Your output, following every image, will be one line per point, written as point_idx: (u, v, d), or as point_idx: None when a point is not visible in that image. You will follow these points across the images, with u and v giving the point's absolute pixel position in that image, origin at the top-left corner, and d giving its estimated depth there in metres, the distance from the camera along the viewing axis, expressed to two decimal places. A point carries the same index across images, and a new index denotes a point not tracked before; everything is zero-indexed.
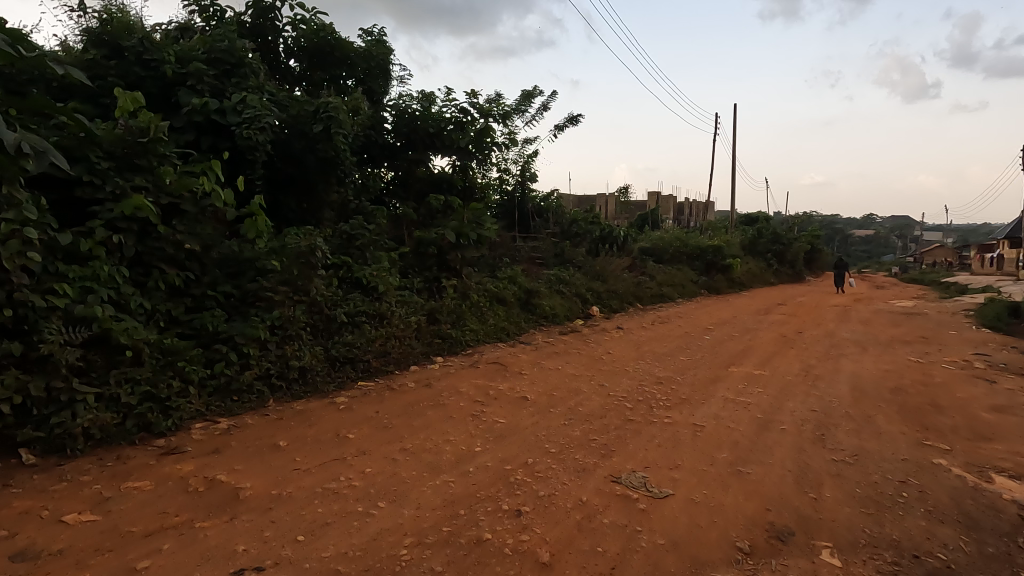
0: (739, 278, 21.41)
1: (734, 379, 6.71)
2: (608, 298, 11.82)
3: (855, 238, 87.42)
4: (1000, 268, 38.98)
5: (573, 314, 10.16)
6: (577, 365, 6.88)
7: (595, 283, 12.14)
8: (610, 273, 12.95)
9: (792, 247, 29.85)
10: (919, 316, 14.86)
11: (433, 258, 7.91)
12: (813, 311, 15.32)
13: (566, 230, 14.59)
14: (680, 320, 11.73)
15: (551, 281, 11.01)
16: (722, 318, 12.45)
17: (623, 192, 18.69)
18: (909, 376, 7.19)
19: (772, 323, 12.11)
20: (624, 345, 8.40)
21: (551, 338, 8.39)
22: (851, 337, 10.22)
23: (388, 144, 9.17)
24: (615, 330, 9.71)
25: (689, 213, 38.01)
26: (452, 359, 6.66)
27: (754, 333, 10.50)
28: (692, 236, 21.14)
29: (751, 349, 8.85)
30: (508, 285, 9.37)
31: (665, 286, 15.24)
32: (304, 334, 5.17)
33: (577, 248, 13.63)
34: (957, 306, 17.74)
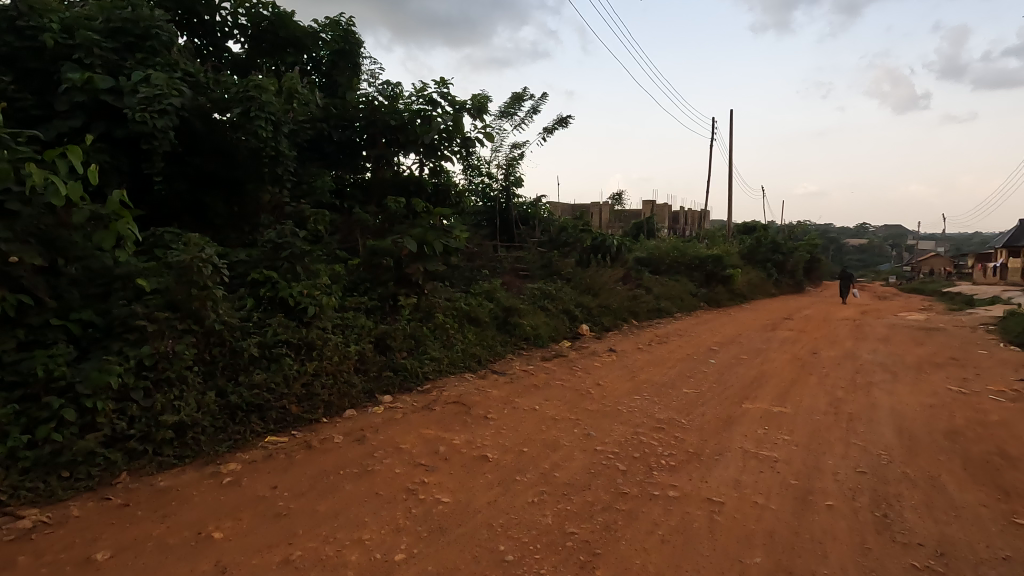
0: (740, 290, 20.24)
1: (750, 422, 5.47)
2: (600, 314, 10.59)
3: (851, 248, 86.79)
4: (1004, 278, 38.02)
5: (558, 334, 8.90)
6: (558, 403, 5.61)
7: (585, 297, 10.93)
8: (602, 287, 11.73)
9: (792, 256, 28.78)
10: (938, 331, 13.68)
11: (389, 272, 6.65)
12: (822, 326, 14.13)
13: (554, 239, 13.42)
14: (680, 339, 10.50)
15: (535, 296, 9.77)
16: (725, 336, 11.24)
17: (616, 199, 17.54)
18: (960, 412, 5.97)
19: (783, 342, 10.88)
20: (617, 374, 7.15)
21: (531, 365, 7.14)
22: (875, 360, 9.00)
23: (344, 139, 7.92)
24: (607, 353, 8.47)
25: (684, 223, 37.05)
26: (404, 398, 5.39)
27: (763, 356, 9.27)
28: (690, 245, 19.97)
29: (764, 376, 7.62)
30: (482, 302, 8.11)
31: (663, 300, 14.01)
32: (189, 375, 3.89)
33: (566, 258, 12.45)
34: (974, 320, 16.60)
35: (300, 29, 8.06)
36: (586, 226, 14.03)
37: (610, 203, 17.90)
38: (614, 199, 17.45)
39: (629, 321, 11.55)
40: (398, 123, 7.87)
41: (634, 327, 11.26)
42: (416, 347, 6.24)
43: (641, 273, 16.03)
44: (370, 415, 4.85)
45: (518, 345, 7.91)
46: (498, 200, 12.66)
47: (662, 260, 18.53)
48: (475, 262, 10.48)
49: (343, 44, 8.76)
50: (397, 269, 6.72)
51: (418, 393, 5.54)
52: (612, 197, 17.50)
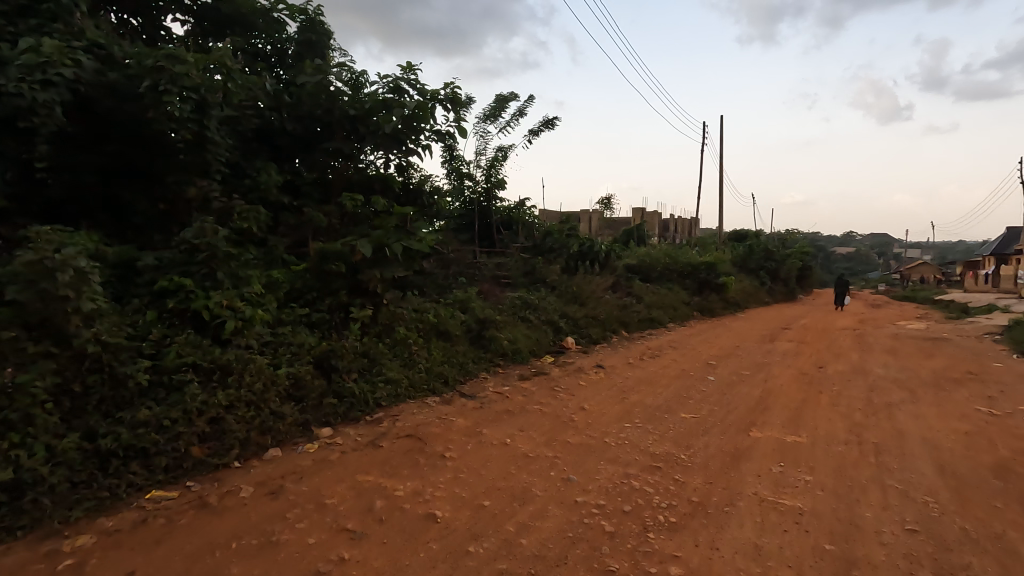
0: (734, 298, 19.49)
1: (762, 456, 4.60)
2: (587, 325, 9.73)
3: (840, 256, 86.92)
4: (995, 285, 37.73)
5: (540, 348, 8.02)
6: (534, 435, 4.72)
7: (571, 307, 10.08)
8: (589, 296, 10.88)
9: (785, 264, 28.15)
10: (944, 342, 12.96)
11: (341, 280, 5.74)
12: (822, 337, 13.36)
13: (539, 245, 12.57)
14: (674, 352, 9.67)
15: (515, 306, 8.89)
16: (722, 349, 10.42)
17: (605, 203, 16.73)
18: (1001, 441, 5.15)
19: (785, 355, 10.07)
20: (605, 396, 6.27)
21: (507, 386, 6.24)
22: (888, 376, 8.21)
23: (300, 131, 7.02)
24: (594, 370, 7.59)
25: (674, 231, 36.45)
26: (347, 430, 4.47)
27: (765, 371, 8.44)
28: (681, 252, 19.20)
29: (770, 396, 6.78)
30: (453, 314, 7.21)
31: (654, 310, 13.18)
32: (41, 414, 2.95)
33: (551, 265, 11.59)
34: (977, 329, 15.94)
35: (257, 10, 7.20)
36: (573, 231, 13.20)
37: (599, 208, 17.11)
38: (603, 203, 16.65)
39: (619, 333, 10.69)
40: (360, 113, 6.98)
41: (624, 339, 10.40)
42: (368, 367, 5.33)
43: (631, 281, 15.21)
44: (299, 455, 3.93)
45: (494, 362, 7.01)
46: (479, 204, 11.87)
47: (653, 268, 17.76)
48: (450, 269, 9.59)
49: (309, 33, 7.93)
50: (351, 275, 5.82)
51: (365, 424, 4.62)
52: (600, 201, 16.70)
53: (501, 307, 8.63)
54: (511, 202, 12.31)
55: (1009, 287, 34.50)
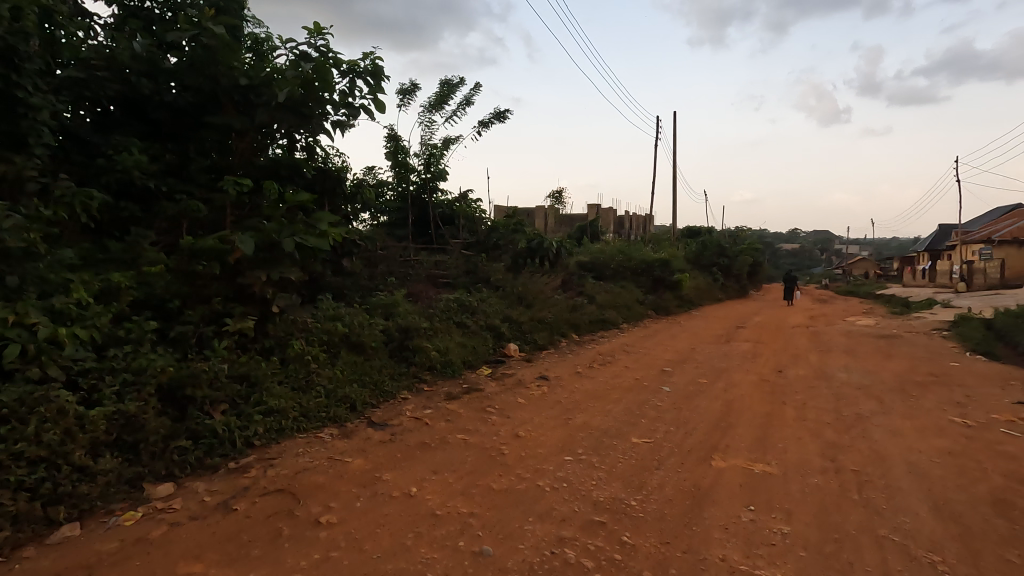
0: (688, 296, 19.07)
1: (728, 497, 3.78)
2: (532, 329, 8.80)
3: (787, 253, 89.74)
4: (932, 280, 39.24)
5: (476, 359, 7.04)
6: (448, 480, 3.74)
7: (514, 309, 9.13)
8: (535, 297, 9.98)
9: (737, 260, 28.17)
10: (896, 339, 12.74)
11: (214, 285, 4.59)
12: (777, 336, 12.93)
13: (482, 241, 11.60)
14: (625, 358, 8.90)
15: (449, 310, 7.87)
16: (677, 352, 9.70)
17: (555, 197, 15.92)
18: (989, 462, 4.53)
19: (742, 359, 9.45)
20: (544, 418, 5.34)
21: (430, 409, 5.23)
22: (851, 381, 7.65)
23: (179, 104, 5.77)
24: (536, 383, 6.67)
25: (629, 228, 36.18)
26: (196, 485, 3.37)
27: (723, 378, 7.73)
28: (634, 248, 18.61)
29: (732, 410, 6.02)
30: (370, 323, 6.14)
31: (607, 310, 12.41)
32: None
33: (494, 263, 10.63)
34: (924, 325, 15.96)
35: None
36: (520, 226, 12.28)
37: (549, 202, 16.28)
38: (553, 197, 15.80)
39: (568, 337, 9.83)
40: (253, 81, 5.77)
41: (573, 343, 9.57)
42: (243, 395, 4.21)
43: (583, 279, 14.42)
44: (106, 534, 2.82)
45: (418, 378, 5.98)
46: (415, 196, 10.87)
47: (605, 265, 17.07)
48: (378, 269, 8.49)
49: None
50: (229, 278, 4.66)
51: (224, 474, 3.52)
52: (551, 195, 15.85)
53: (432, 312, 7.59)
54: (452, 195, 11.48)
55: (944, 282, 35.90)
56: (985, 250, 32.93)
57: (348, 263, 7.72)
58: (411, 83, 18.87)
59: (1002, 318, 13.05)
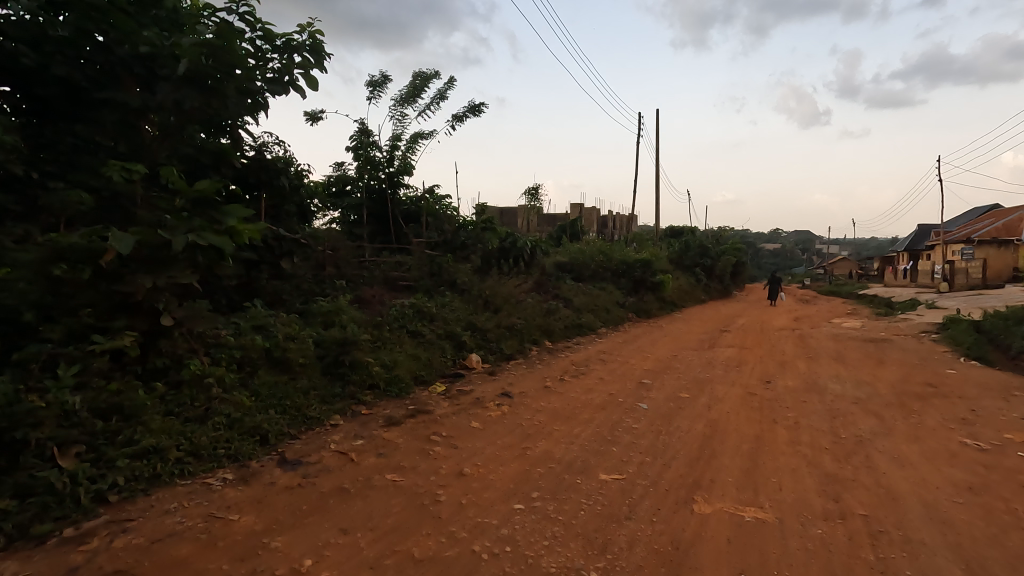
0: (670, 297, 18.40)
1: (712, 560, 3.01)
2: (499, 336, 7.99)
3: (768, 252, 90.16)
4: (913, 280, 39.25)
5: (430, 374, 6.21)
6: (357, 546, 2.92)
7: (479, 315, 8.32)
8: (504, 301, 9.17)
9: (720, 260, 27.67)
10: (886, 344, 12.17)
11: (83, 294, 3.71)
12: (763, 341, 12.28)
13: (450, 240, 10.80)
14: (601, 368, 8.13)
15: (403, 317, 7.03)
16: (658, 361, 8.97)
17: (531, 193, 15.15)
18: (1019, 501, 3.83)
19: (728, 367, 8.74)
20: (499, 448, 4.54)
21: (362, 440, 4.40)
22: (845, 394, 6.97)
23: (66, 76, 4.86)
24: (497, 401, 5.87)
25: (612, 227, 35.58)
26: (4, 567, 2.52)
27: (708, 391, 7.00)
28: (615, 248, 17.89)
29: (717, 434, 5.28)
30: (300, 336, 5.30)
31: (584, 314, 11.64)
32: None
33: (460, 264, 9.80)
34: (911, 327, 15.45)
35: None
36: (490, 224, 11.49)
37: (526, 200, 15.51)
38: (530, 194, 15.03)
39: (540, 345, 9.04)
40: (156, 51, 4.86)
41: (545, 352, 8.77)
42: (108, 432, 3.35)
43: (559, 282, 13.65)
44: None
45: (357, 399, 5.13)
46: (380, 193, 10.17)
47: (584, 266, 16.37)
48: (326, 270, 7.61)
49: None
50: (102, 285, 3.78)
51: (52, 547, 2.66)
52: (527, 192, 15.08)
53: (382, 320, 6.74)
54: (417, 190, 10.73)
55: (925, 282, 35.88)
56: (966, 250, 32.90)
57: (288, 265, 6.83)
58: (382, 75, 18.00)
59: (993, 321, 12.56)
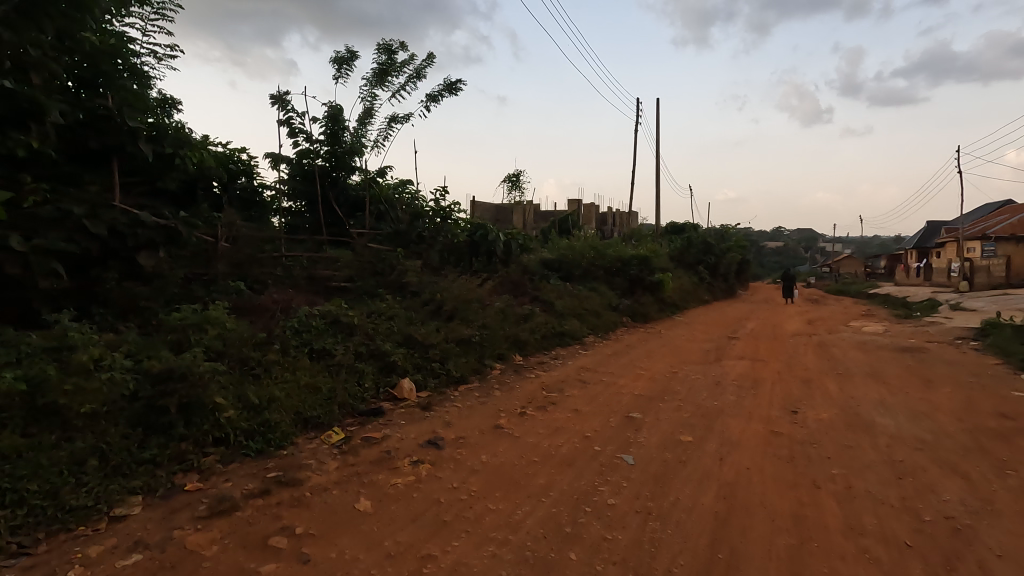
0: (670, 298, 16.57)
1: None
2: (446, 352, 6.22)
3: (771, 251, 88.18)
4: (927, 279, 37.28)
5: (328, 415, 4.44)
6: None
7: (424, 326, 6.54)
8: (463, 307, 7.38)
9: (725, 258, 25.86)
10: (923, 354, 10.33)
11: None
12: (778, 351, 10.44)
13: (404, 230, 8.91)
14: (579, 393, 6.36)
15: (307, 332, 5.25)
16: (652, 382, 7.19)
17: (512, 180, 13.32)
18: None
19: (740, 390, 6.93)
20: (382, 562, 2.76)
21: (142, 554, 2.61)
22: (903, 435, 5.17)
23: None
24: (415, 456, 4.09)
25: (609, 224, 33.77)
26: None
27: (716, 430, 5.21)
28: (609, 244, 16.05)
29: (734, 515, 3.49)
30: (105, 372, 3.54)
31: (565, 321, 9.81)
32: None
33: (411, 260, 8.01)
34: (945, 333, 13.56)
35: None
36: (456, 214, 9.69)
37: (505, 188, 13.69)
38: (511, 181, 13.20)
39: (506, 363, 7.26)
40: None
41: (510, 371, 6.98)
42: None
43: (541, 282, 11.84)
44: None
45: (185, 465, 3.38)
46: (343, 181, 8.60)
47: (573, 263, 14.62)
48: (218, 270, 5.87)
49: None
50: None
51: None
52: (506, 179, 13.31)
53: (274, 336, 4.97)
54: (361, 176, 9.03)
55: (941, 281, 33.97)
56: (987, 246, 30.96)
57: (148, 262, 5.08)
58: (350, 51, 16.26)
59: None
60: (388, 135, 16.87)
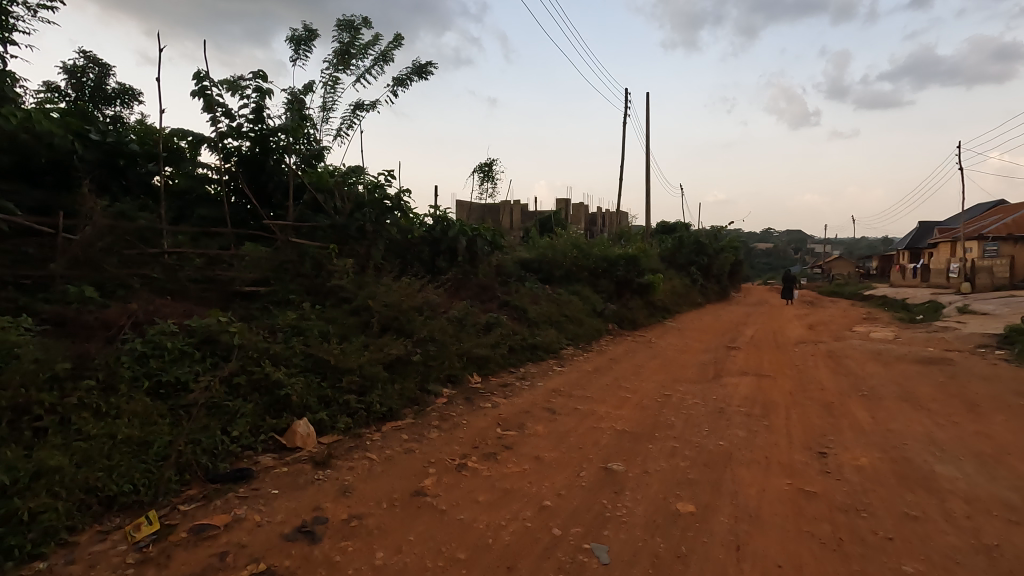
0: (660, 302, 15.19)
1: None
2: (369, 380, 4.74)
3: (761, 252, 87.58)
4: (924, 280, 36.26)
5: (151, 488, 2.98)
6: None
7: (346, 344, 5.06)
8: (404, 317, 5.90)
9: (718, 258, 24.55)
10: (952, 366, 8.99)
11: None
12: (785, 365, 9.07)
13: (342, 221, 7.29)
14: (545, 430, 4.90)
15: (156, 357, 3.77)
16: (639, 411, 5.76)
17: (484, 170, 11.87)
18: None
19: (749, 422, 5.51)
20: None
21: None
22: (982, 496, 3.77)
23: None
24: (266, 559, 2.62)
25: (598, 224, 32.48)
26: None
27: (725, 490, 3.79)
28: (594, 242, 14.66)
29: None
30: None
31: (538, 331, 8.37)
32: None
33: (345, 259, 6.52)
34: (964, 340, 12.26)
35: None
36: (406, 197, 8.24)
37: (477, 180, 12.24)
38: (482, 171, 11.75)
39: (457, 389, 5.80)
40: None
41: (460, 399, 5.51)
42: None
43: (514, 286, 10.37)
44: None
45: None
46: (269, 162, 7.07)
47: (554, 264, 13.17)
48: (56, 272, 4.38)
49: None
50: None
51: None
52: (477, 169, 11.83)
53: (98, 365, 3.50)
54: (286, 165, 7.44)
55: (940, 282, 32.95)
56: (987, 246, 29.94)
57: None
58: (307, 30, 14.74)
59: None
60: (352, 123, 15.39)
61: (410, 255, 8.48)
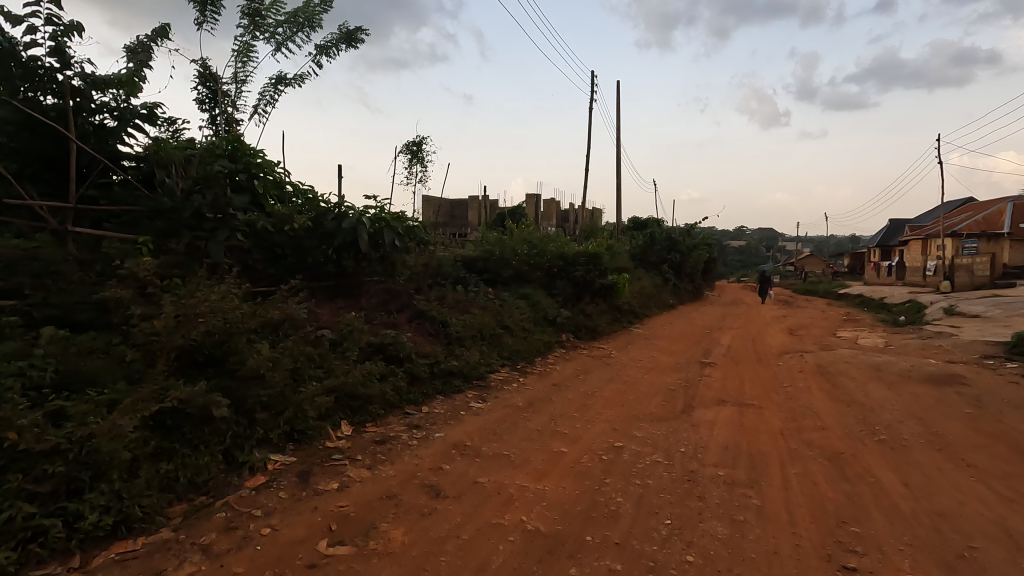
0: (626, 305, 13.46)
1: None
2: (92, 467, 2.75)
3: (734, 250, 87.33)
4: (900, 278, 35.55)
5: None
6: None
7: (76, 399, 3.05)
8: (217, 345, 3.90)
9: (692, 256, 22.97)
10: (971, 387, 7.37)
11: None
12: (772, 389, 7.34)
13: (172, 203, 5.21)
14: (406, 540, 3.00)
15: None
16: (571, 483, 3.90)
17: (413, 149, 9.86)
18: None
19: (733, 501, 3.70)
20: None
21: None
22: None
23: None
24: None
25: (567, 220, 30.77)
26: None
27: None
28: (552, 238, 12.82)
29: None
30: None
31: (458, 351, 6.46)
32: None
33: (153, 257, 4.51)
34: (970, 348, 10.74)
35: None
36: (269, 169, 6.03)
37: (407, 162, 10.23)
38: (410, 150, 9.74)
39: (296, 456, 3.82)
40: None
41: (291, 476, 3.54)
42: None
43: (443, 291, 8.44)
44: None
45: None
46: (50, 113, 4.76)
47: (501, 264, 11.30)
48: None
49: None
50: None
51: None
52: (403, 149, 9.79)
53: None
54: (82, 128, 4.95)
55: (917, 279, 32.08)
56: (966, 243, 29.07)
57: None
58: None
59: None
60: (271, 98, 13.21)
61: (290, 252, 6.47)
